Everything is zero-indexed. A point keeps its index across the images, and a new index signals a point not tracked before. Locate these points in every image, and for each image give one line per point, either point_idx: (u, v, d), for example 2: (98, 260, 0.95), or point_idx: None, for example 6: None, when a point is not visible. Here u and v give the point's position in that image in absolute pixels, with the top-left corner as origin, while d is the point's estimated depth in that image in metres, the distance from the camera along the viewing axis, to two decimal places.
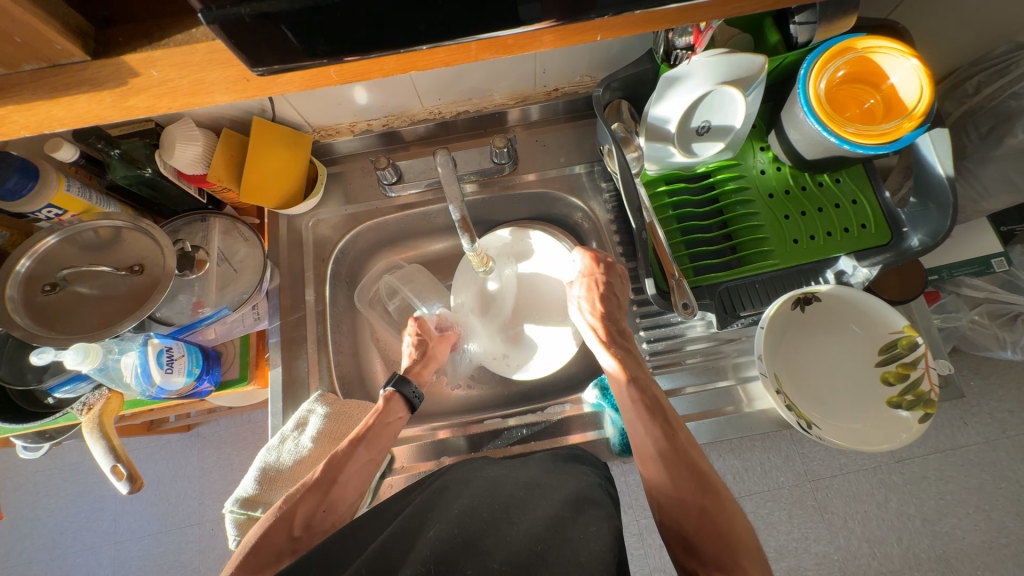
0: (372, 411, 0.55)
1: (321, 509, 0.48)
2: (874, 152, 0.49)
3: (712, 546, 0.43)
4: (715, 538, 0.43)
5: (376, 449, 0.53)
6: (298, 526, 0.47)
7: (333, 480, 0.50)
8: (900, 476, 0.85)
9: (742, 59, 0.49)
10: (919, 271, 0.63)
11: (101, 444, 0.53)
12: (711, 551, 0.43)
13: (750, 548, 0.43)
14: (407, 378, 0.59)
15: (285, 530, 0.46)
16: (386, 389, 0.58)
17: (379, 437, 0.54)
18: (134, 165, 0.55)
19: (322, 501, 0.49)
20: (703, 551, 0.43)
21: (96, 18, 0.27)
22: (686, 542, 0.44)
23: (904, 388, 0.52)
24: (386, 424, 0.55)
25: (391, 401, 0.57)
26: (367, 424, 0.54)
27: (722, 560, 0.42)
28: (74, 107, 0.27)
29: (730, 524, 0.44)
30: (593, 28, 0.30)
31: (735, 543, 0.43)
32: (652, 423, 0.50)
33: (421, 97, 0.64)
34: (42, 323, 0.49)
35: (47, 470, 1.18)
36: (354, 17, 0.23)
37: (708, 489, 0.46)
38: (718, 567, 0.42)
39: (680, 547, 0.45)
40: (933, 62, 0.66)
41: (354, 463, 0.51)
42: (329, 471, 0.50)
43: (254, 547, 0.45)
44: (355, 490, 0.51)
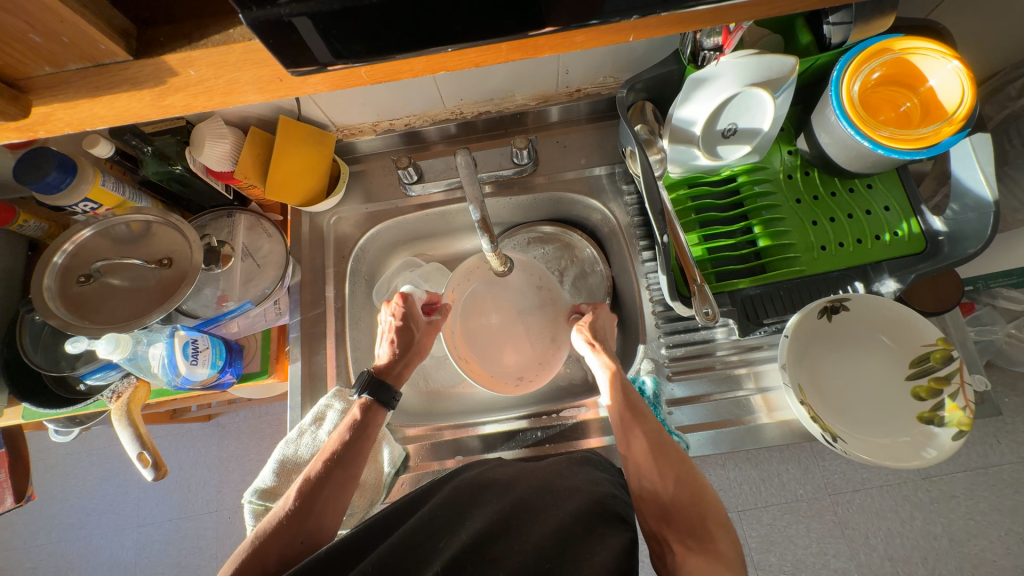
0: (348, 422, 0.55)
1: (298, 540, 0.47)
2: (910, 157, 0.47)
3: (686, 517, 0.46)
4: (690, 509, 0.46)
5: (353, 470, 0.52)
6: (273, 559, 0.45)
7: (310, 507, 0.49)
8: (927, 493, 0.82)
9: (773, 60, 0.47)
10: (955, 280, 0.61)
11: (128, 432, 0.55)
12: (685, 520, 0.46)
13: (721, 521, 0.46)
14: (387, 384, 0.58)
15: (261, 565, 0.45)
16: (362, 397, 0.56)
17: (353, 458, 0.53)
18: (166, 162, 0.57)
19: (300, 528, 0.47)
20: (677, 523, 0.46)
21: (137, 19, 0.27)
22: (662, 513, 0.47)
23: (937, 403, 0.50)
24: (364, 438, 0.54)
25: (369, 409, 0.56)
26: (342, 441, 0.53)
27: (696, 531, 0.45)
28: (115, 105, 0.28)
29: (704, 497, 0.47)
30: (622, 30, 0.30)
31: (707, 513, 0.46)
32: (635, 403, 0.53)
33: (444, 98, 0.64)
34: (76, 312, 0.51)
35: (76, 452, 1.23)
36: (388, 17, 0.23)
37: (682, 465, 0.49)
38: (692, 537, 0.45)
39: (655, 519, 0.48)
40: (975, 63, 0.63)
41: (330, 488, 0.50)
42: (307, 497, 0.49)
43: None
44: (334, 517, 0.50)
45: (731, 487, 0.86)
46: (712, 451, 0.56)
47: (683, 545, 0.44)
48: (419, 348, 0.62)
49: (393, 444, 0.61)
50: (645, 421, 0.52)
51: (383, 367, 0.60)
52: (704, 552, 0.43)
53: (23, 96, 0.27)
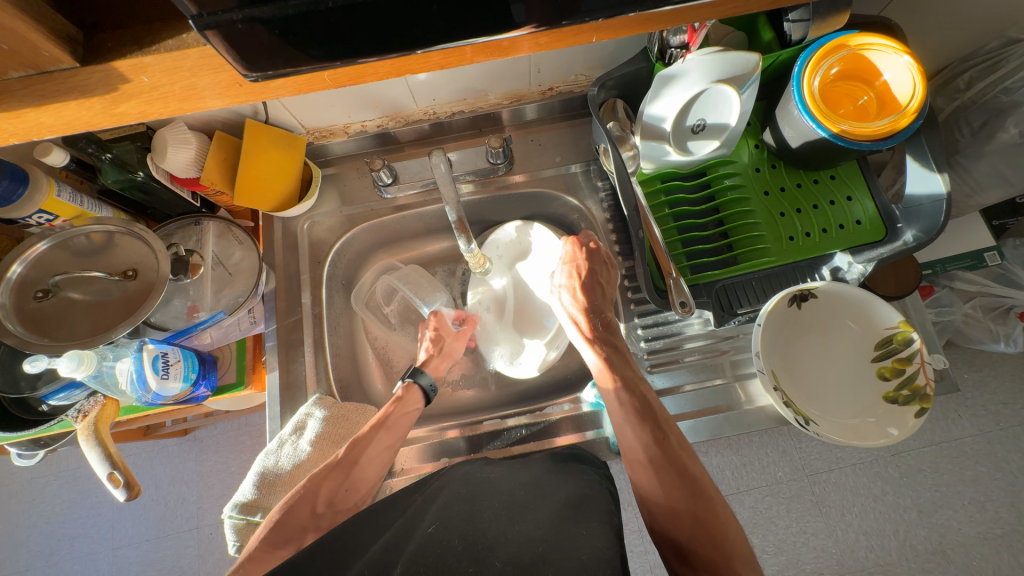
0: (391, 398, 0.60)
1: (344, 487, 0.53)
2: (868, 149, 0.49)
3: (705, 556, 0.43)
4: (709, 545, 0.43)
5: (396, 436, 0.57)
6: (321, 503, 0.51)
7: (354, 462, 0.54)
8: (896, 468, 0.86)
9: (736, 57, 0.49)
10: (913, 265, 0.64)
11: (97, 451, 0.53)
12: (705, 561, 0.42)
13: (747, 560, 0.42)
14: (424, 369, 0.63)
15: (310, 506, 0.50)
16: (405, 381, 0.61)
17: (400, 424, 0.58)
18: (126, 169, 0.54)
19: (345, 480, 0.53)
20: (698, 564, 0.43)
21: (84, 23, 0.26)
22: (678, 551, 0.44)
23: (900, 382, 0.53)
24: (405, 412, 0.59)
25: (409, 390, 0.61)
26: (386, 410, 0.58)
27: (717, 570, 0.42)
28: (64, 114, 0.27)
29: (724, 532, 0.44)
30: (589, 31, 0.30)
31: (730, 552, 0.42)
32: (641, 427, 0.50)
33: (416, 98, 0.64)
34: (35, 329, 0.48)
35: (43, 476, 1.17)
36: (347, 17, 0.23)
37: (700, 492, 0.46)
38: None
39: (672, 556, 0.45)
40: (926, 57, 0.66)
41: (373, 447, 0.55)
42: (350, 456, 0.54)
43: (279, 520, 0.49)
44: (375, 472, 0.55)
45: (713, 474, 0.89)
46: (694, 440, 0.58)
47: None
48: (451, 351, 0.66)
49: None
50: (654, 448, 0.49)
51: (422, 362, 0.64)
52: None
53: None
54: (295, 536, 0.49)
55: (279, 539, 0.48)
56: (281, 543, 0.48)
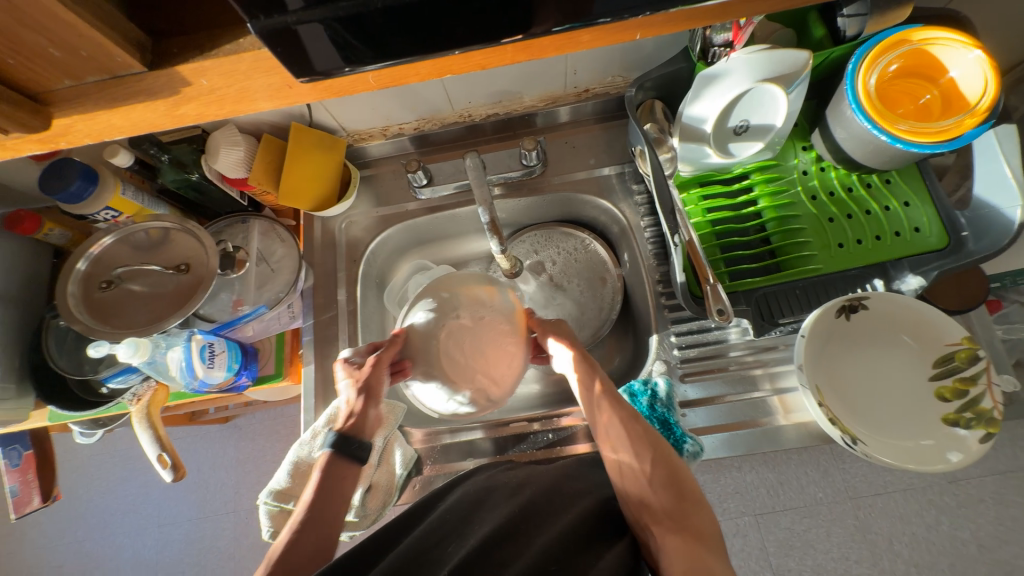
0: (312, 481, 0.48)
1: None
2: (930, 151, 0.45)
3: (664, 503, 0.44)
4: (668, 492, 0.44)
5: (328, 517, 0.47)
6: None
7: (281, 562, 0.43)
8: (954, 498, 0.79)
9: (785, 55, 0.47)
10: (981, 278, 0.59)
11: (148, 434, 0.56)
12: (663, 506, 0.44)
13: (699, 500, 0.44)
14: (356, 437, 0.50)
15: None
16: (324, 451, 0.50)
17: (328, 510, 0.47)
18: (183, 169, 0.58)
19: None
20: (656, 506, 0.44)
21: (152, 31, 0.28)
22: (641, 499, 0.45)
23: (963, 404, 0.49)
24: (336, 482, 0.48)
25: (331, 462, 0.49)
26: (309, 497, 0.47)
27: (675, 512, 0.43)
28: (132, 115, 0.29)
29: (680, 477, 0.45)
30: (627, 28, 0.29)
31: (685, 493, 0.44)
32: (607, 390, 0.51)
33: (452, 101, 0.65)
34: (98, 318, 0.52)
35: (100, 454, 1.26)
36: (391, 19, 0.24)
37: (660, 443, 0.47)
38: (673, 518, 0.43)
39: (634, 505, 0.45)
40: (998, 53, 0.62)
41: (304, 544, 0.45)
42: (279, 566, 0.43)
43: None
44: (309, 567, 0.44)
45: (746, 490, 0.85)
46: (728, 454, 0.56)
47: (661, 526, 0.43)
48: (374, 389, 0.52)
49: (405, 446, 0.61)
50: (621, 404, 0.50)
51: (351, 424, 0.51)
52: (682, 529, 0.42)
53: (45, 109, 0.28)
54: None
55: None
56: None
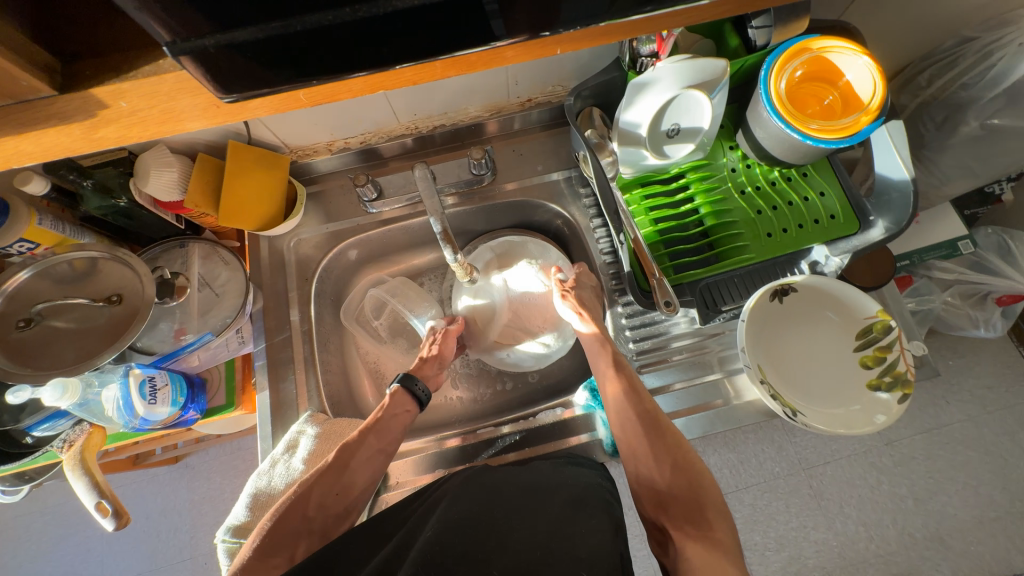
0: (379, 405, 0.59)
1: (335, 492, 0.51)
2: (836, 145, 0.51)
3: (682, 506, 0.47)
4: (687, 497, 0.47)
5: (385, 440, 0.57)
6: (312, 508, 0.50)
7: (346, 464, 0.53)
8: (890, 458, 0.87)
9: (705, 63, 0.51)
10: (888, 257, 0.66)
11: (84, 481, 0.52)
12: (682, 508, 0.47)
13: (718, 505, 0.46)
14: (414, 377, 0.62)
15: (301, 512, 0.49)
16: (393, 385, 0.61)
17: (391, 432, 0.57)
18: (109, 195, 0.55)
19: (336, 483, 0.52)
20: (675, 510, 0.47)
21: (61, 53, 0.26)
22: (659, 502, 0.48)
23: (882, 369, 0.54)
24: (394, 415, 0.58)
25: (397, 395, 0.60)
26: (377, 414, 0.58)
27: (692, 517, 0.46)
28: (44, 141, 0.27)
29: (700, 482, 0.48)
30: (550, 44, 0.31)
31: (705, 500, 0.47)
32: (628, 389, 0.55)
33: (397, 114, 0.65)
34: (16, 360, 0.48)
35: (27, 514, 1.13)
36: (316, 40, 0.24)
37: (679, 449, 0.51)
38: (691, 524, 0.45)
39: (651, 505, 0.49)
40: (887, 58, 0.70)
41: (364, 451, 0.54)
42: (340, 458, 0.53)
43: (273, 528, 0.48)
44: (366, 478, 0.54)
45: (711, 473, 0.89)
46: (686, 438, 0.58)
47: (680, 532, 0.45)
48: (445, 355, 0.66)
49: None
50: (639, 405, 0.53)
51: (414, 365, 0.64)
52: (702, 537, 0.44)
53: None
54: (290, 544, 0.48)
55: (270, 545, 0.47)
56: (275, 551, 0.47)
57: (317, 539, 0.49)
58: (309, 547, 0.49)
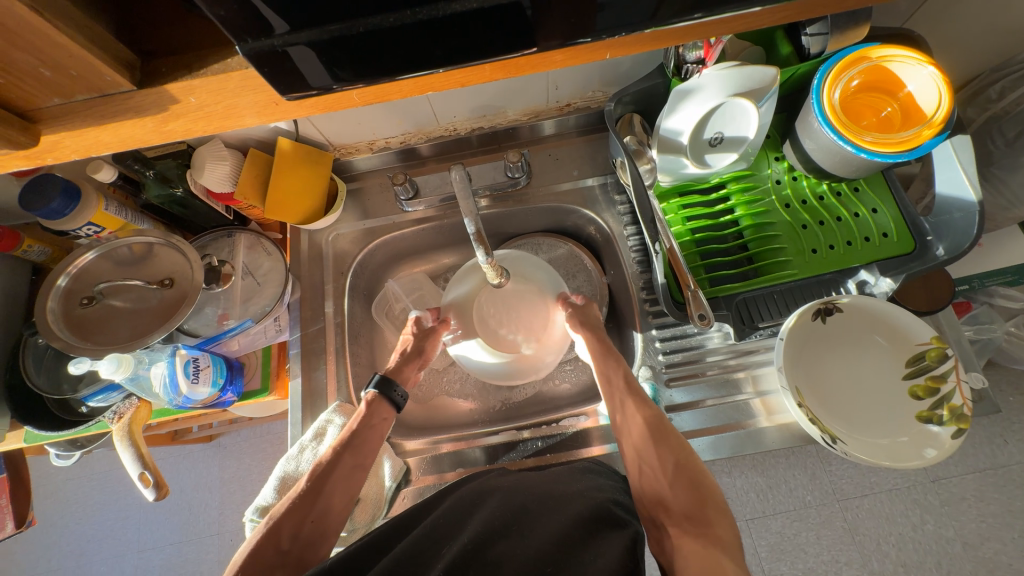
0: (356, 414, 0.57)
1: (308, 520, 0.50)
2: (894, 160, 0.48)
3: (681, 504, 0.46)
4: (686, 495, 0.46)
5: (361, 456, 0.55)
6: (286, 539, 0.48)
7: (338, 475, 0.52)
8: (937, 497, 0.81)
9: (753, 71, 0.49)
10: (947, 281, 0.61)
11: (130, 452, 0.55)
12: (680, 505, 0.46)
13: (720, 504, 0.45)
14: (392, 382, 0.59)
15: (274, 544, 0.48)
16: (370, 391, 0.59)
17: (368, 445, 0.55)
18: (168, 185, 0.58)
19: (311, 511, 0.50)
20: (673, 507, 0.46)
21: (141, 51, 0.28)
22: (659, 500, 0.48)
23: (935, 401, 0.51)
24: (371, 427, 0.57)
25: (374, 403, 0.58)
26: (352, 428, 0.55)
27: (692, 514, 0.44)
28: (121, 131, 0.30)
29: (702, 482, 0.47)
30: (599, 48, 0.31)
31: (705, 497, 0.45)
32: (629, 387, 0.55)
33: (437, 115, 0.66)
34: (79, 335, 0.51)
35: (76, 478, 1.22)
36: (374, 41, 0.25)
37: (683, 447, 0.49)
38: (689, 521, 0.44)
39: (652, 502, 0.48)
40: (954, 69, 0.65)
41: (339, 472, 0.53)
42: (316, 483, 0.51)
43: (247, 562, 0.47)
44: (343, 500, 0.53)
45: (737, 496, 0.85)
46: (714, 457, 0.56)
47: (679, 529, 0.44)
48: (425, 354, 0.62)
49: (394, 457, 0.61)
50: (641, 404, 0.53)
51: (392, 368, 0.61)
52: (700, 535, 0.42)
53: (33, 126, 0.28)
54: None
55: None
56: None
57: (291, 571, 0.47)
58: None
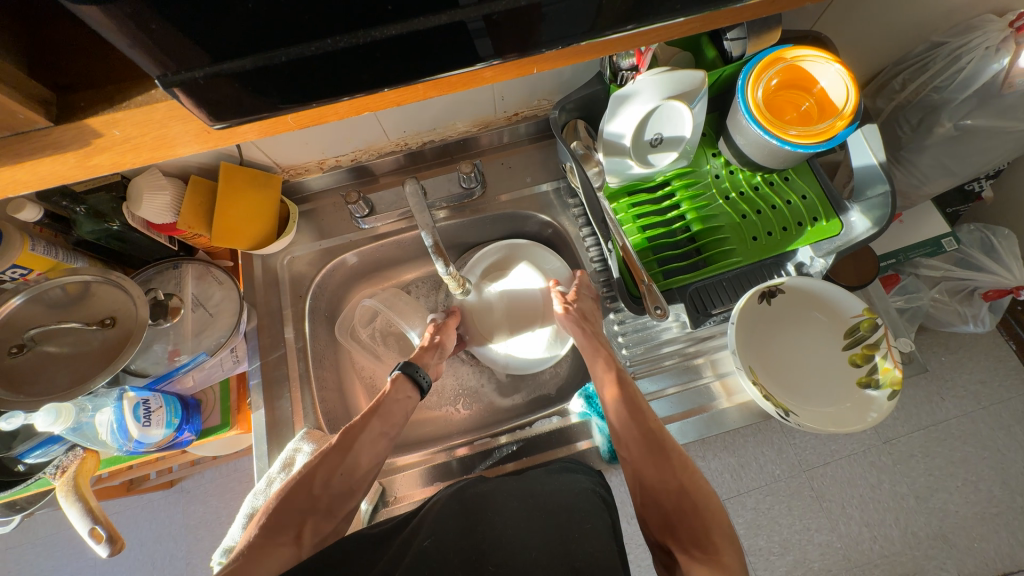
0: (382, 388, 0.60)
1: (340, 471, 0.51)
2: (814, 150, 0.52)
3: (688, 527, 0.46)
4: (693, 520, 0.46)
5: (390, 423, 0.58)
6: (318, 486, 0.50)
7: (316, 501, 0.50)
8: (888, 456, 0.88)
9: (683, 75, 0.53)
10: (871, 255, 0.67)
11: (77, 508, 0.51)
12: (688, 530, 0.46)
13: (724, 528, 0.46)
14: (415, 364, 0.62)
15: (306, 489, 0.49)
16: (395, 371, 0.62)
17: (395, 412, 0.59)
18: (102, 219, 0.55)
19: (340, 464, 0.52)
20: (681, 531, 0.46)
21: (56, 85, 0.27)
22: (665, 523, 0.48)
23: (870, 367, 0.55)
24: (398, 399, 0.60)
25: (398, 381, 0.61)
26: (381, 396, 0.59)
27: (698, 539, 0.45)
28: (40, 169, 0.28)
29: (707, 505, 0.47)
30: (526, 63, 0.32)
31: (711, 522, 0.46)
32: (632, 407, 0.54)
33: (387, 132, 0.66)
34: (10, 387, 0.47)
35: (17, 546, 1.11)
36: (299, 70, 0.25)
37: (687, 470, 0.50)
38: (696, 547, 0.45)
39: (658, 526, 0.48)
40: (860, 65, 0.72)
41: (367, 433, 0.55)
42: (346, 438, 0.54)
43: (279, 505, 0.48)
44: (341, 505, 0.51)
45: (713, 478, 0.88)
46: (683, 442, 0.59)
47: (687, 555, 0.45)
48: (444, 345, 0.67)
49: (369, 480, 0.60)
50: (644, 425, 0.53)
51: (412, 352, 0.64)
52: (708, 561, 0.43)
53: None
54: (296, 522, 0.48)
55: (277, 517, 0.47)
56: (281, 529, 0.47)
57: (322, 517, 0.49)
58: (315, 526, 0.49)
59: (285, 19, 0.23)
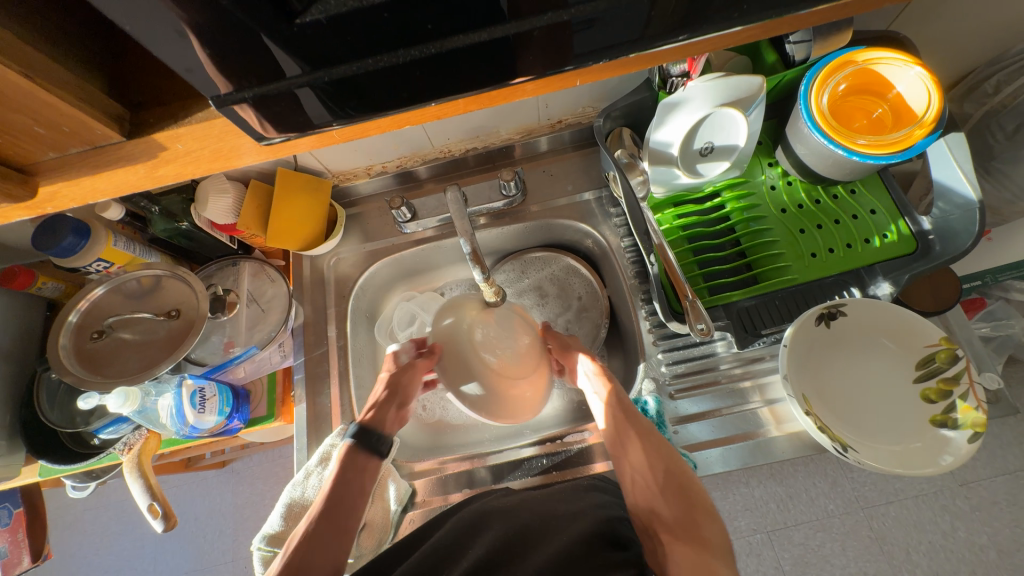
0: (337, 465, 0.52)
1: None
2: (887, 162, 0.47)
3: (673, 509, 0.46)
4: (678, 503, 0.46)
5: (347, 508, 0.50)
6: None
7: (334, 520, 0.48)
8: (966, 502, 0.78)
9: (739, 81, 0.50)
10: (951, 279, 0.60)
11: (139, 484, 0.55)
12: (673, 513, 0.45)
13: (709, 511, 0.45)
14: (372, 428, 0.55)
15: None
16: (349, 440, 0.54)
17: (347, 497, 0.50)
18: (173, 219, 0.61)
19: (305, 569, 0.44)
20: (665, 515, 0.46)
21: (130, 103, 0.30)
22: (651, 509, 0.47)
23: (948, 405, 0.49)
24: (354, 483, 0.51)
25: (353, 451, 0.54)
26: (336, 482, 0.51)
27: (683, 521, 0.44)
28: (115, 179, 0.31)
29: (692, 489, 0.46)
30: (570, 75, 0.31)
31: (695, 506, 0.45)
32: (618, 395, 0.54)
33: (432, 139, 0.67)
34: (90, 368, 0.52)
35: (93, 508, 1.23)
36: (340, 88, 0.27)
37: (669, 449, 0.49)
38: (681, 528, 0.44)
39: (645, 514, 0.47)
40: (947, 66, 0.65)
41: (329, 533, 0.47)
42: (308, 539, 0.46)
43: None
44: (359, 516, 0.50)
45: (757, 506, 0.83)
46: (725, 469, 0.55)
47: (671, 536, 0.44)
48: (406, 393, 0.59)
49: (399, 480, 0.60)
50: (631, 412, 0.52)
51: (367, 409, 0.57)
52: (693, 542, 0.43)
53: (30, 179, 0.30)
54: None
55: None
56: None
57: None
58: None
59: (330, 39, 0.24)
